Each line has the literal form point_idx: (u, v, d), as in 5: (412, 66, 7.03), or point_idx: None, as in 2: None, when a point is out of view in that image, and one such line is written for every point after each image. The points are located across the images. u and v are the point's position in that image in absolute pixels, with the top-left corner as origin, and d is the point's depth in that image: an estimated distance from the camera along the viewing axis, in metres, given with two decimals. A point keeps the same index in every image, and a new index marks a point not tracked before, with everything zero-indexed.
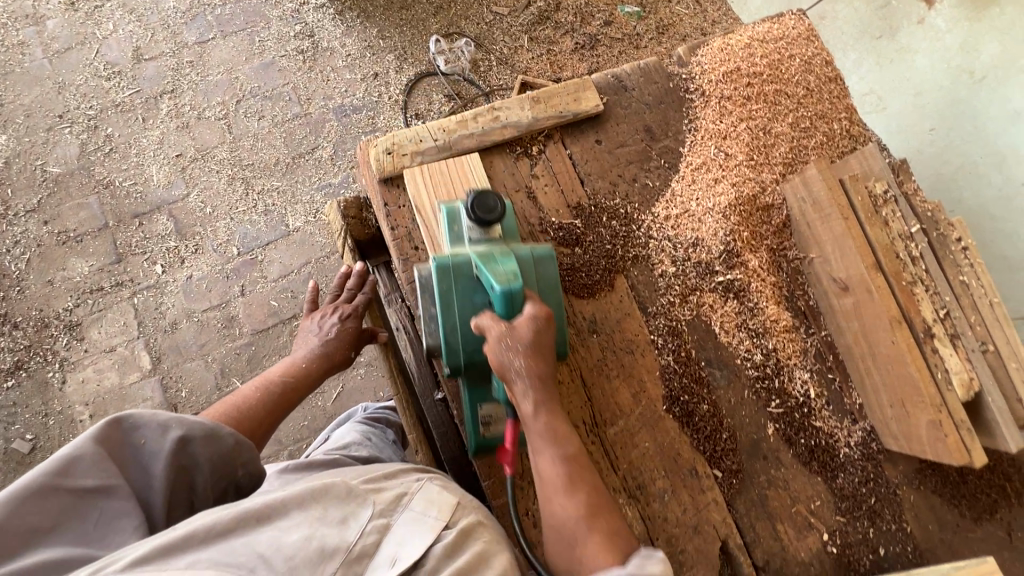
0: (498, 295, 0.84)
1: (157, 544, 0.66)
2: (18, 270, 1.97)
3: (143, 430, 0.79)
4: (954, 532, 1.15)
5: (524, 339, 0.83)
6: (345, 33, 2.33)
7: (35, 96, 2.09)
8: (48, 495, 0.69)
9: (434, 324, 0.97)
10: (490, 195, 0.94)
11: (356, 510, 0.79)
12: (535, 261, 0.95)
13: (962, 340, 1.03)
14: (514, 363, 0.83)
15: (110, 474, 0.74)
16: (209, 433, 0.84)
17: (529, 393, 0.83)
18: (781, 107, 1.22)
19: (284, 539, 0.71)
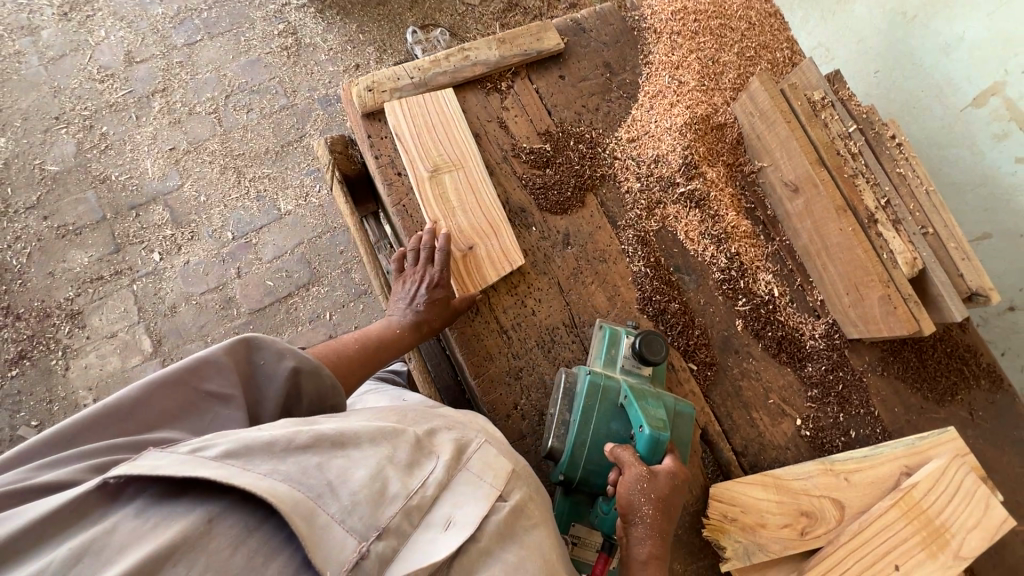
0: (647, 439, 0.91)
1: (246, 441, 0.65)
2: (20, 264, 2.03)
3: (265, 352, 0.83)
4: (920, 414, 1.22)
5: (659, 490, 0.88)
6: (326, 29, 2.46)
7: (32, 101, 2.20)
8: (181, 389, 0.75)
9: (565, 429, 1.01)
10: (658, 339, 1.04)
11: (423, 458, 0.75)
12: (675, 413, 1.01)
13: (903, 224, 1.13)
14: (643, 507, 0.87)
15: (230, 383, 0.78)
16: (312, 371, 0.85)
17: (648, 542, 0.86)
18: (726, 39, 1.35)
19: (353, 472, 0.68)
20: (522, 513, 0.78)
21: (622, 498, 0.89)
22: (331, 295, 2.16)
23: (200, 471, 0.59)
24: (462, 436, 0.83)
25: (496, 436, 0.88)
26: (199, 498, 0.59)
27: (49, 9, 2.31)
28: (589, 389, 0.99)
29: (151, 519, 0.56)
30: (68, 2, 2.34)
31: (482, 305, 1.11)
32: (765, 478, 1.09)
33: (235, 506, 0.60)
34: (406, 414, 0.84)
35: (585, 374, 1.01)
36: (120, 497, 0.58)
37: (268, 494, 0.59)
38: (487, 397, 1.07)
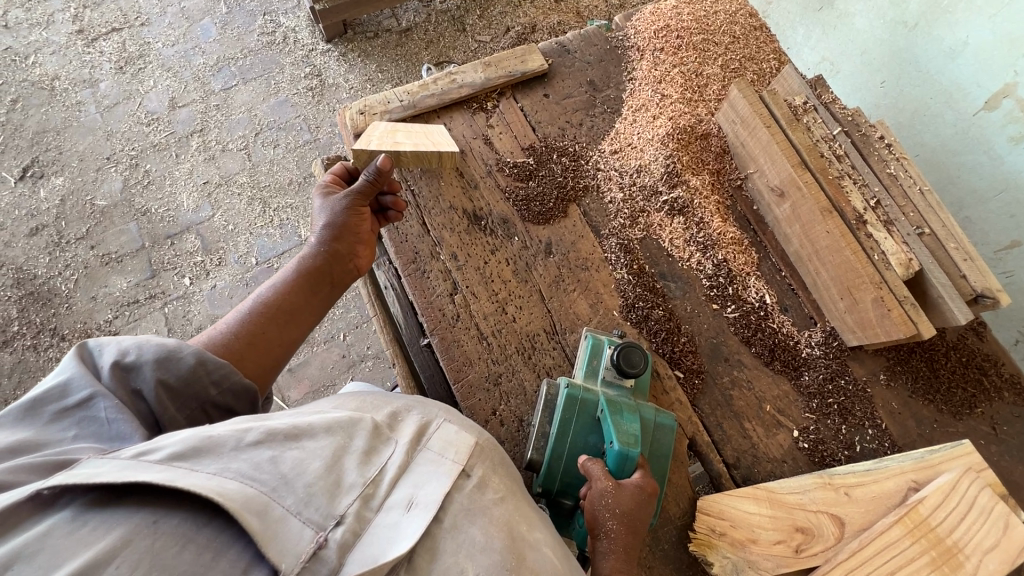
0: (615, 454, 0.88)
1: (194, 441, 0.60)
2: (68, 289, 2.21)
3: (105, 351, 0.74)
4: (933, 427, 1.12)
5: (622, 504, 0.84)
6: (349, 70, 2.64)
7: (88, 144, 2.45)
8: (48, 418, 0.66)
9: (543, 441, 0.98)
10: (637, 352, 1.00)
11: (380, 444, 0.71)
12: (655, 426, 0.98)
13: (896, 225, 1.10)
14: (608, 523, 0.83)
15: (90, 383, 0.70)
16: (164, 352, 0.76)
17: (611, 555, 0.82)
18: (710, 52, 1.37)
19: (309, 463, 0.63)
20: (487, 488, 0.72)
21: (589, 513, 0.86)
22: (345, 317, 2.22)
23: (141, 476, 0.54)
24: (421, 416, 0.78)
25: (457, 414, 0.83)
26: (143, 501, 0.55)
27: (108, 64, 2.60)
28: (565, 402, 0.97)
29: (89, 523, 0.51)
30: (124, 57, 2.62)
31: (463, 312, 1.14)
32: (758, 492, 1.04)
33: (181, 507, 0.55)
34: (363, 400, 0.81)
35: (562, 386, 0.99)
36: (57, 503, 0.53)
37: (216, 493, 0.54)
38: (466, 402, 1.08)
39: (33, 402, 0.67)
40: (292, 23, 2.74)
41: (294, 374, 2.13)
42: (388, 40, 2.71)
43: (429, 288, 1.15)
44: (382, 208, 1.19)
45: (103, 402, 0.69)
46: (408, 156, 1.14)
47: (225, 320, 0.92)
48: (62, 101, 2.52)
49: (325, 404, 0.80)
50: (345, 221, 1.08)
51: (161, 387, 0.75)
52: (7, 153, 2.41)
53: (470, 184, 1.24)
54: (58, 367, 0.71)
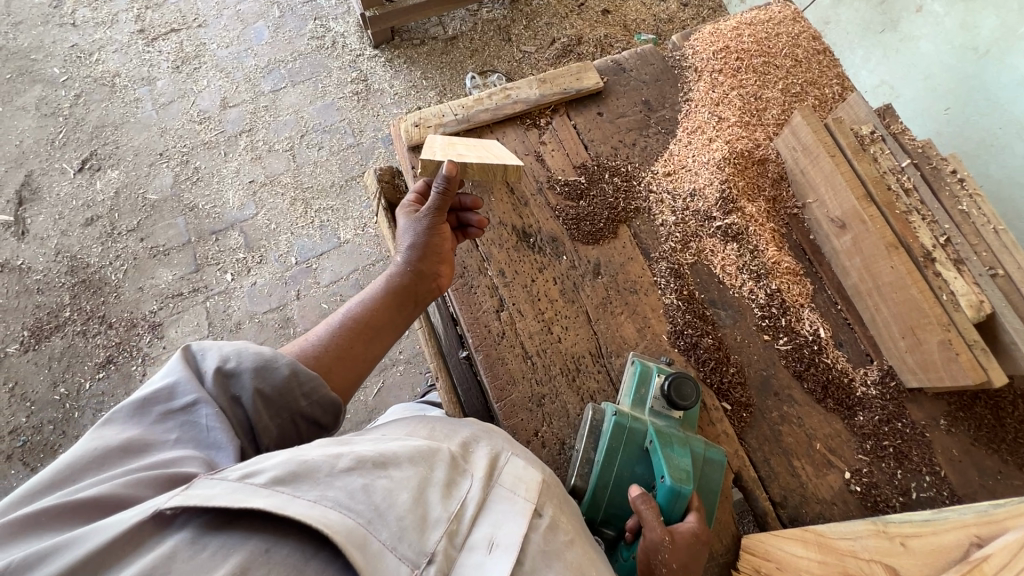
0: (667, 489, 0.87)
1: (292, 466, 0.61)
2: (117, 279, 2.29)
3: (208, 356, 0.77)
4: (996, 478, 1.07)
5: (678, 553, 0.82)
6: (394, 76, 2.68)
7: (142, 139, 2.54)
8: (157, 419, 0.70)
9: (587, 468, 0.97)
10: (689, 384, 0.99)
11: (459, 477, 0.71)
12: (706, 461, 0.95)
13: (967, 265, 1.05)
14: (666, 567, 0.81)
15: (194, 388, 0.73)
16: (262, 361, 0.78)
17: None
18: (770, 75, 1.34)
19: (398, 494, 0.63)
20: (560, 529, 0.72)
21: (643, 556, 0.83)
22: None
23: (252, 502, 0.55)
24: (490, 448, 0.79)
25: (520, 448, 0.83)
26: (253, 527, 0.56)
27: (165, 63, 2.70)
28: (613, 430, 0.96)
29: (207, 548, 0.53)
30: (181, 57, 2.72)
31: (508, 329, 1.13)
32: (806, 535, 1.00)
33: (290, 535, 0.57)
34: (433, 428, 0.80)
35: (611, 414, 0.97)
36: (174, 523, 0.55)
37: (323, 524, 0.55)
38: (508, 421, 1.07)
39: (144, 400, 0.71)
40: (342, 28, 2.80)
41: None
42: (434, 47, 2.74)
43: (476, 303, 1.15)
44: (463, 224, 1.18)
45: (206, 409, 0.72)
46: (473, 169, 1.04)
47: (317, 332, 0.94)
48: (121, 97, 2.62)
49: (397, 430, 0.79)
50: (429, 240, 1.08)
51: (258, 396, 0.77)
52: (68, 145, 2.52)
53: (520, 201, 1.23)
54: (166, 367, 0.75)
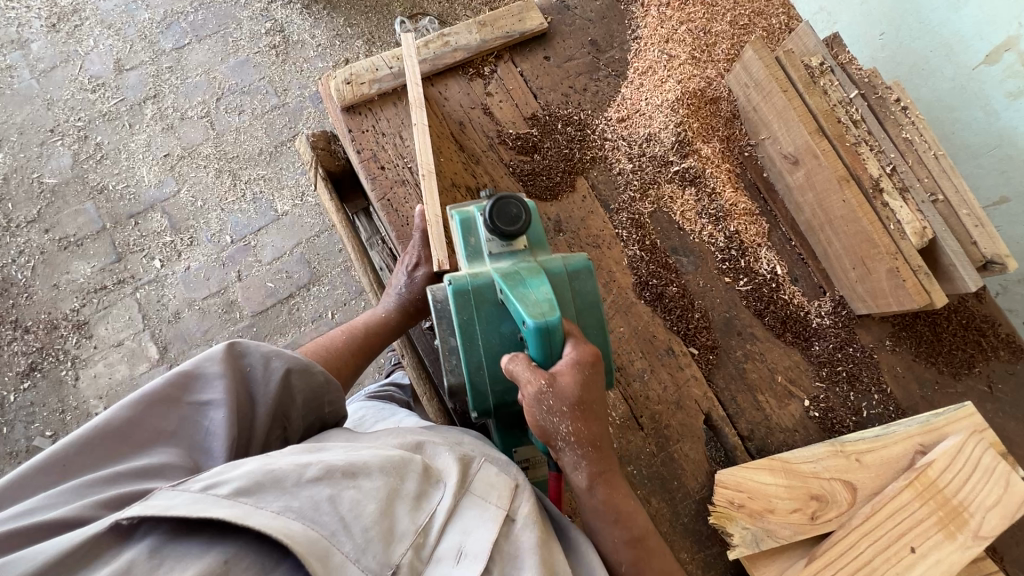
0: (531, 330, 0.80)
1: (257, 475, 0.62)
2: (25, 277, 2.05)
3: (251, 355, 0.89)
4: (933, 388, 1.17)
5: (569, 398, 0.79)
6: (314, 25, 2.43)
7: (26, 114, 2.21)
8: (175, 406, 0.81)
9: (453, 358, 0.95)
10: (512, 202, 0.90)
11: (430, 489, 0.71)
12: (569, 276, 0.93)
13: (911, 192, 1.07)
14: (560, 428, 0.79)
15: (219, 390, 0.83)
16: (302, 365, 0.93)
17: (583, 465, 0.80)
18: (718, 8, 1.29)
19: (365, 505, 0.64)
20: (530, 527, 0.71)
21: (538, 430, 0.81)
22: (331, 294, 2.16)
23: (213, 512, 0.57)
24: (465, 451, 0.79)
25: (498, 450, 0.83)
26: (212, 539, 0.57)
27: (38, 21, 2.31)
28: (458, 303, 0.90)
29: (165, 562, 0.54)
30: (56, 12, 2.33)
31: None
32: (773, 463, 1.05)
33: (251, 546, 0.58)
34: (406, 437, 0.80)
35: (448, 286, 0.90)
36: (135, 534, 0.57)
37: (284, 536, 0.57)
38: None
39: (174, 386, 0.82)
40: None
41: None
42: None
43: None
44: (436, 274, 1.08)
45: (216, 413, 0.82)
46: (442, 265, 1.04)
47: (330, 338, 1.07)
48: None
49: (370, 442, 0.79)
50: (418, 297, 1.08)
51: (287, 387, 0.91)
52: None
53: (471, 159, 1.16)
54: (208, 354, 0.86)
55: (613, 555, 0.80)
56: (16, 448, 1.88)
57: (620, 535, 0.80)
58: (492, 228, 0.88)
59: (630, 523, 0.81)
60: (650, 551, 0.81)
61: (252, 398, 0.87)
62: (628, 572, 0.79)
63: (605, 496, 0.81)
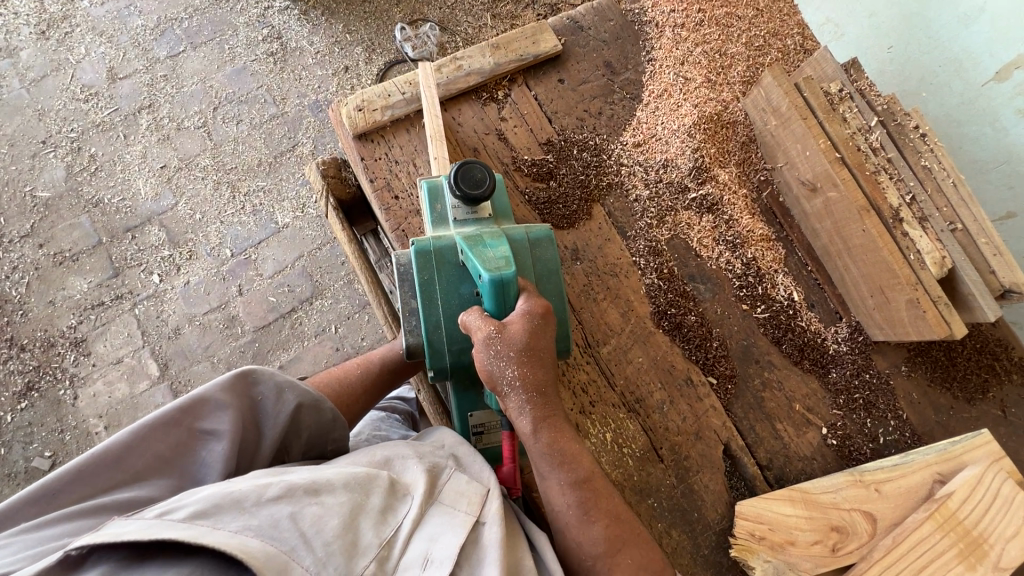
0: (487, 282, 0.83)
1: (215, 498, 0.66)
2: (20, 294, 2.01)
3: (264, 385, 0.90)
4: (949, 414, 1.17)
5: (517, 341, 0.80)
6: (312, 32, 2.38)
7: (17, 125, 2.15)
8: (178, 431, 0.81)
9: (414, 320, 0.96)
10: (478, 167, 0.95)
11: (395, 503, 0.75)
12: (529, 244, 0.95)
13: (930, 222, 1.07)
14: (507, 370, 0.79)
15: (223, 421, 0.84)
16: (313, 402, 0.93)
17: (528, 407, 0.79)
18: (733, 29, 1.27)
19: (327, 520, 0.68)
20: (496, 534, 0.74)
21: (486, 376, 0.81)
22: (334, 308, 2.13)
23: (167, 533, 0.60)
24: (434, 465, 0.83)
25: (470, 453, 0.87)
26: (169, 561, 0.61)
27: (26, 28, 2.25)
28: (419, 262, 0.93)
29: None
30: (45, 19, 2.27)
31: None
32: (793, 494, 1.05)
33: (209, 564, 0.61)
34: (375, 454, 0.84)
35: (411, 245, 0.93)
36: (85, 563, 0.60)
37: (240, 551, 0.60)
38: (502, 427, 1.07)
39: (182, 410, 0.82)
40: None
41: (287, 371, 2.04)
42: None
43: None
44: None
45: (216, 446, 0.82)
46: None
47: (346, 366, 1.08)
48: None
49: (338, 461, 0.83)
50: None
51: (295, 420, 0.91)
52: None
53: None
54: (222, 379, 0.86)
55: (560, 499, 0.78)
56: (13, 470, 1.84)
57: (566, 477, 0.78)
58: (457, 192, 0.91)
59: (576, 465, 0.79)
60: (597, 492, 0.78)
61: (258, 427, 0.88)
62: (574, 515, 0.77)
63: (550, 439, 0.79)
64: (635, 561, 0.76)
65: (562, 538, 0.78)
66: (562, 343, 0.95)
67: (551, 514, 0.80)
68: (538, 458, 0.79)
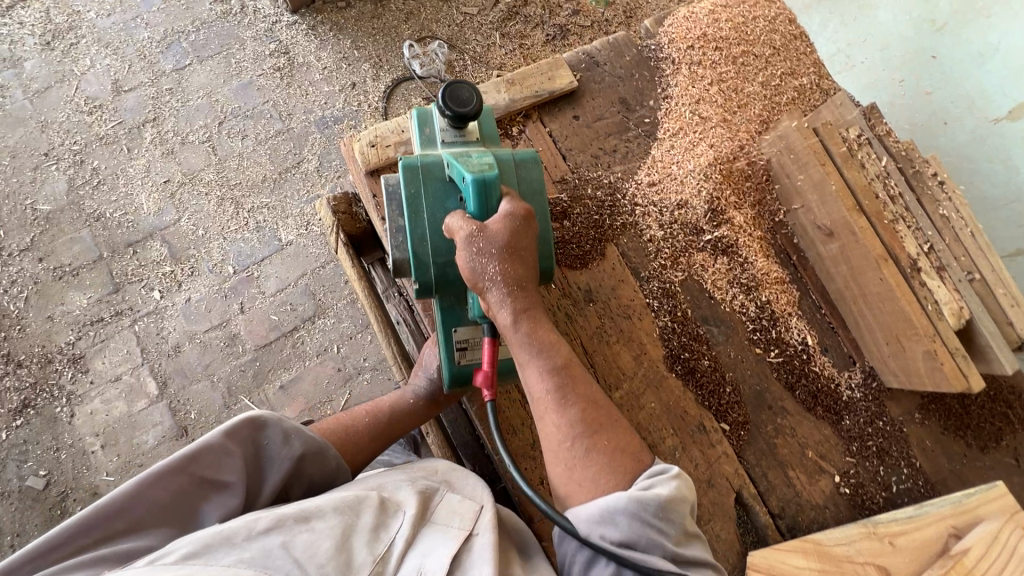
0: (472, 186, 0.84)
1: (205, 540, 0.67)
2: (18, 309, 1.98)
3: (272, 430, 0.85)
4: (962, 462, 1.16)
5: (498, 240, 0.82)
6: (319, 47, 2.36)
7: (19, 137, 2.12)
8: (181, 481, 0.77)
9: (402, 236, 0.97)
10: (465, 87, 0.96)
11: (388, 519, 0.76)
12: (515, 163, 0.96)
13: (948, 271, 1.06)
14: (489, 267, 0.82)
15: (228, 471, 0.80)
16: (319, 451, 0.90)
17: (508, 300, 0.82)
18: (750, 67, 1.26)
19: (320, 544, 0.69)
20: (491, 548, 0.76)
21: (469, 275, 0.83)
22: (337, 327, 2.11)
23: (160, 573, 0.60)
24: (423, 487, 0.84)
25: (458, 480, 0.89)
26: None
27: (31, 38, 2.23)
28: (407, 176, 0.93)
29: None
30: (50, 30, 2.25)
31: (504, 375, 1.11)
32: (805, 546, 1.02)
33: None
34: (363, 483, 0.86)
35: (398, 160, 0.94)
36: None
37: None
38: (512, 472, 1.05)
39: (187, 459, 0.77)
40: None
41: (287, 391, 2.01)
42: (362, 11, 2.43)
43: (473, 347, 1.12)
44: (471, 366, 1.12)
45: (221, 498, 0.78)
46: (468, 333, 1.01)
47: (354, 412, 1.06)
48: None
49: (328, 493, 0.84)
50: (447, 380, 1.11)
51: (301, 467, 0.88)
52: None
53: None
54: (230, 425, 0.81)
55: (539, 385, 0.80)
56: (6, 490, 1.80)
57: (545, 364, 0.80)
58: (447, 110, 0.94)
59: (554, 352, 0.82)
60: (575, 376, 0.81)
61: (264, 474, 0.84)
62: (551, 400, 0.79)
63: (529, 329, 0.82)
64: (612, 443, 0.77)
65: (542, 425, 0.80)
66: (546, 264, 0.96)
67: (530, 404, 0.82)
68: (518, 348, 0.82)
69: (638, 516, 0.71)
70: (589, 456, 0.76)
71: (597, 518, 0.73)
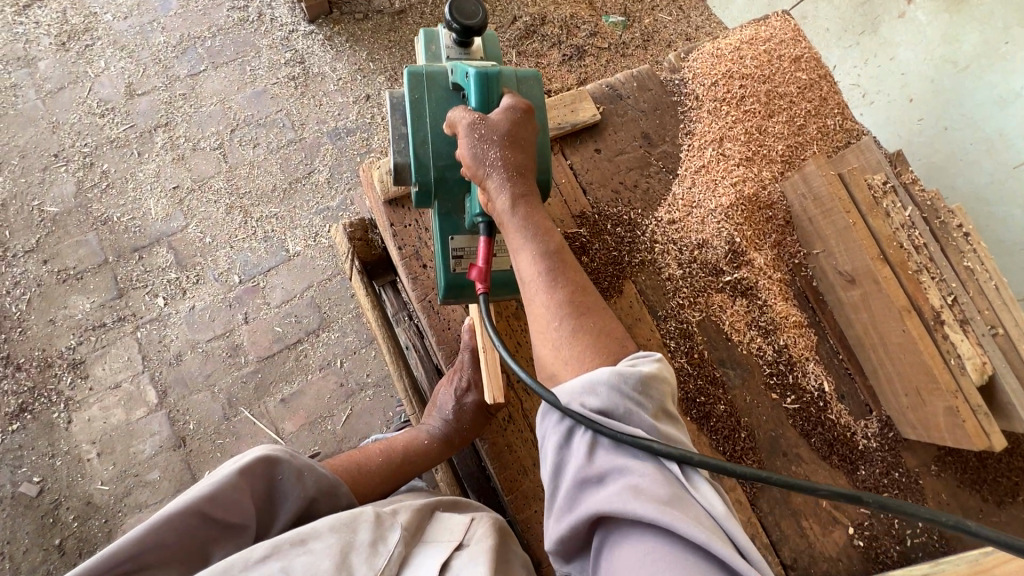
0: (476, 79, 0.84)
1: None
2: (19, 311, 1.95)
3: (284, 468, 0.83)
4: (978, 518, 1.12)
5: (500, 129, 0.81)
6: (335, 58, 2.36)
7: (30, 137, 2.11)
8: (191, 523, 0.73)
9: (404, 143, 0.96)
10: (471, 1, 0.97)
11: (385, 532, 0.76)
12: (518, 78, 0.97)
13: (971, 325, 1.04)
14: (489, 151, 0.80)
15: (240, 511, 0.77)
16: (330, 489, 0.88)
17: (507, 182, 0.79)
18: (775, 107, 1.25)
19: (319, 564, 0.68)
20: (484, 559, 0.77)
21: (467, 161, 0.81)
22: (341, 341, 2.08)
23: None
24: (414, 506, 0.84)
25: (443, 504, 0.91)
26: None
27: (46, 38, 2.22)
28: (411, 81, 0.93)
29: None
30: (66, 30, 2.24)
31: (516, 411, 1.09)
32: None
33: None
34: None
35: (404, 68, 0.94)
36: None
37: None
38: (520, 513, 1.02)
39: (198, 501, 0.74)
40: None
41: (288, 405, 1.98)
42: (379, 23, 2.43)
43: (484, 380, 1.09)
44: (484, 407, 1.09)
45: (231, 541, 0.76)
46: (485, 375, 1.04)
47: (370, 449, 1.05)
48: None
49: None
50: (461, 419, 1.08)
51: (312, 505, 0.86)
52: None
53: None
54: (242, 464, 0.79)
55: (531, 268, 0.75)
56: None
57: (539, 245, 0.76)
58: (453, 23, 0.96)
59: (549, 238, 0.78)
60: (568, 261, 0.76)
61: (274, 512, 0.82)
62: (541, 279, 0.74)
63: (525, 212, 0.78)
64: (599, 324, 0.72)
65: (531, 308, 0.75)
66: (543, 177, 0.93)
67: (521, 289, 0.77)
68: (513, 231, 0.78)
69: (619, 389, 0.64)
70: (575, 336, 0.71)
71: (578, 387, 0.66)
